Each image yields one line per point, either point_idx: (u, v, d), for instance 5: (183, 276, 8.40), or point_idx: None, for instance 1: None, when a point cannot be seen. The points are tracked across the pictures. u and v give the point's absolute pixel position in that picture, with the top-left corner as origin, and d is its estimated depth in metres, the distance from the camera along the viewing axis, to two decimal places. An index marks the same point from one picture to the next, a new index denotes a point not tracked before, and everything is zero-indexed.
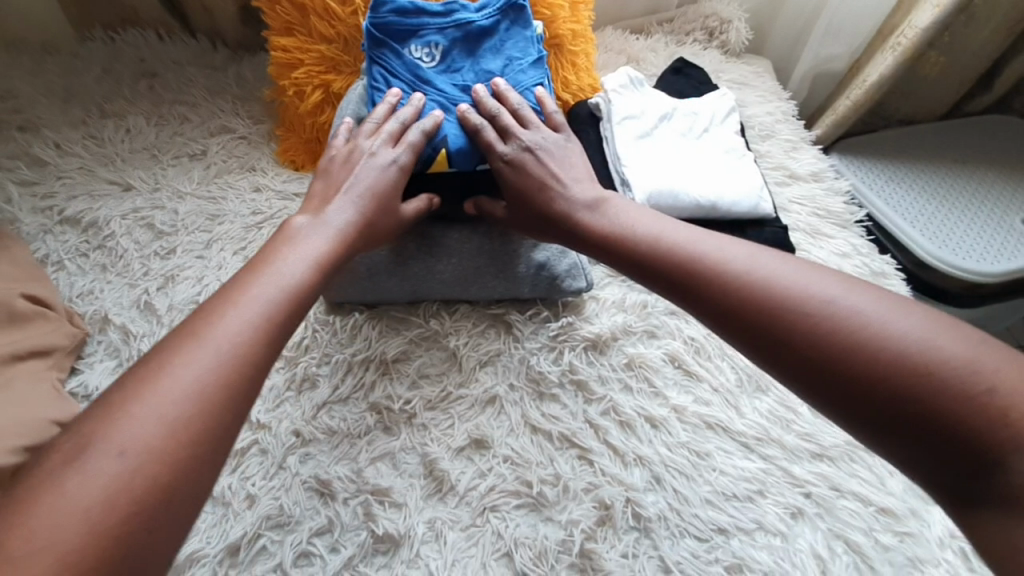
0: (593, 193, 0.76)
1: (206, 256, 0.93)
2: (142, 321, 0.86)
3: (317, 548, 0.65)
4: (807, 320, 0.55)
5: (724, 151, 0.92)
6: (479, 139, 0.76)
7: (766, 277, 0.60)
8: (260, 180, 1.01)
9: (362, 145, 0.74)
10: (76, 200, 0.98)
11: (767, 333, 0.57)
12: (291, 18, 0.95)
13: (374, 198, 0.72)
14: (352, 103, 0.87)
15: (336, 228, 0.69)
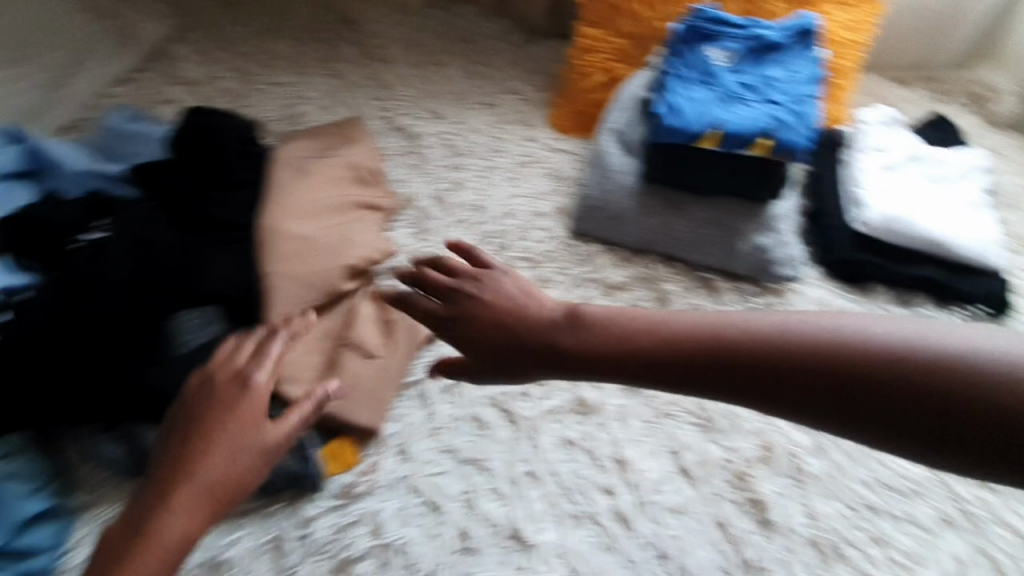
0: (564, 307, 0.67)
1: (485, 177, 1.21)
2: (435, 208, 1.16)
3: (532, 391, 0.89)
4: (874, 379, 0.51)
5: (965, 202, 0.97)
6: (754, 128, 0.87)
7: (820, 340, 0.53)
8: (534, 133, 1.27)
9: (223, 388, 0.76)
10: (406, 117, 1.34)
11: (849, 396, 0.52)
12: (598, 14, 1.19)
13: (225, 453, 0.73)
14: (637, 86, 1.06)
15: (194, 479, 0.71)
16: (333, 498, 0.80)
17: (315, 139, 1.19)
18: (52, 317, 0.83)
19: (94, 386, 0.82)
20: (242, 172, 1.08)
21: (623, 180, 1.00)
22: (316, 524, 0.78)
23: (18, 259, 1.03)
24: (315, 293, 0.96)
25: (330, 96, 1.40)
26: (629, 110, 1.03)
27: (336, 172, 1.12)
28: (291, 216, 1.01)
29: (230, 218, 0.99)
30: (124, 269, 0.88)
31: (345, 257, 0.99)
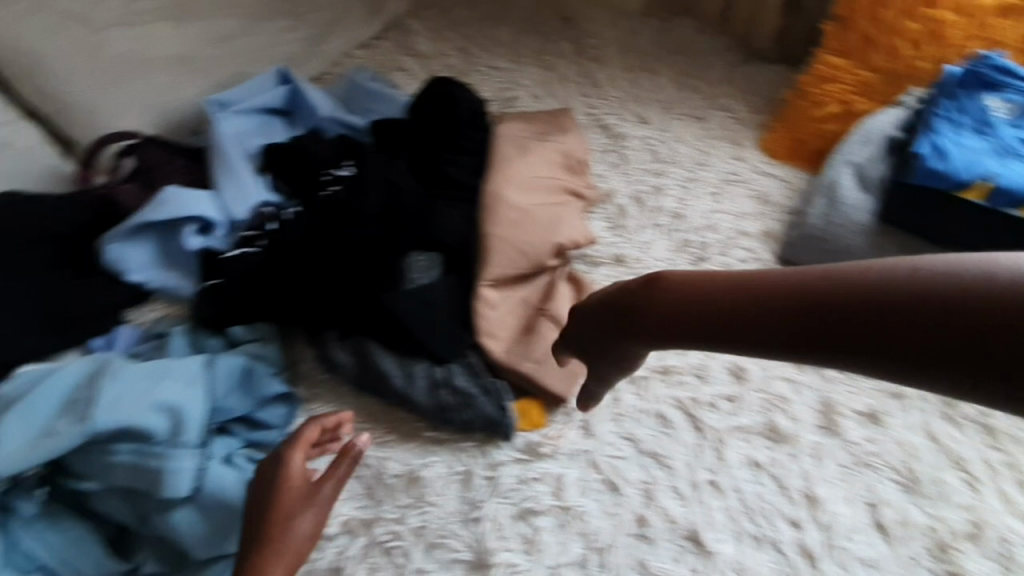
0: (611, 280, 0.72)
1: (688, 187, 1.21)
2: (633, 207, 1.18)
3: (723, 405, 0.89)
4: (880, 314, 0.49)
5: None
6: None
7: (821, 280, 0.53)
8: (742, 153, 1.26)
9: (264, 484, 0.75)
10: (611, 116, 1.37)
11: (849, 329, 0.51)
12: (848, 46, 1.19)
13: (302, 510, 0.74)
14: (886, 121, 1.08)
15: (282, 539, 0.73)
16: (517, 452, 0.86)
17: (531, 122, 1.25)
18: (318, 234, 0.99)
19: (339, 298, 0.95)
20: (469, 141, 1.18)
21: (855, 217, 1.02)
22: (502, 470, 0.84)
23: (276, 180, 1.20)
24: (526, 263, 1.00)
25: (542, 85, 1.46)
26: (875, 145, 1.06)
27: (551, 155, 1.17)
28: (514, 188, 1.07)
29: (461, 180, 1.10)
30: (376, 205, 1.01)
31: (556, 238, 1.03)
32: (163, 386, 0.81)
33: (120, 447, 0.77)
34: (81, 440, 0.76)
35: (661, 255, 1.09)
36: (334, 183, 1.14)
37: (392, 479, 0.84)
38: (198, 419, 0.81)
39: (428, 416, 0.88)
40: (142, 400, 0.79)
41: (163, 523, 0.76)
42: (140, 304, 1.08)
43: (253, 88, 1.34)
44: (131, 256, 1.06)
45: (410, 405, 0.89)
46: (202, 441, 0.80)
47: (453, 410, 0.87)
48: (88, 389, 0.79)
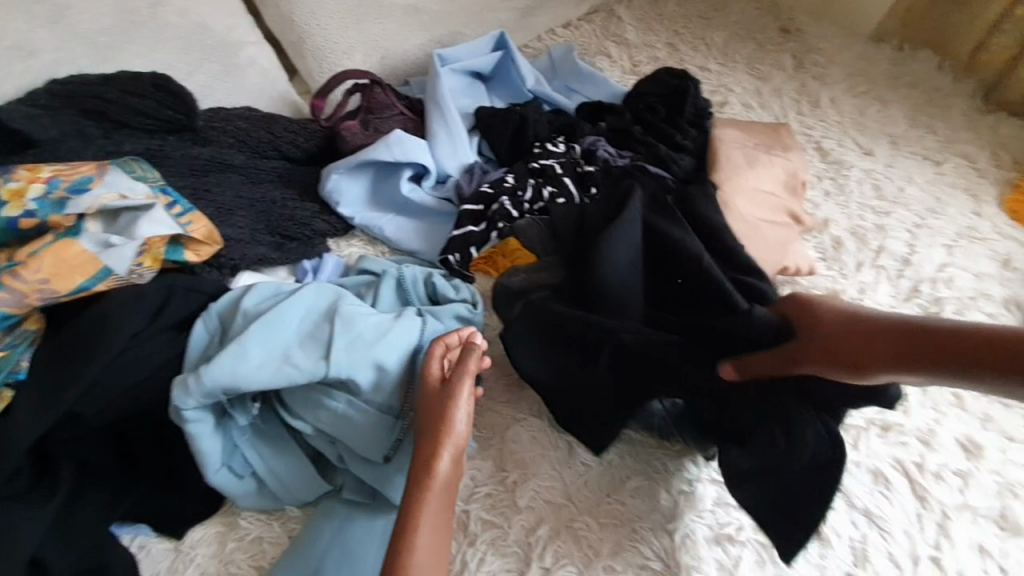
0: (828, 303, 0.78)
1: (915, 233, 1.09)
2: (853, 242, 1.08)
3: (951, 479, 0.81)
4: (808, 333, 0.75)
5: None
6: None
7: (782, 325, 0.78)
8: (981, 210, 1.15)
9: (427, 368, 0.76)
10: (830, 139, 1.27)
11: (795, 351, 0.74)
12: None
13: (467, 385, 0.73)
14: None
15: (455, 405, 0.72)
16: (714, 472, 0.81)
17: (751, 131, 1.17)
18: (578, 242, 0.98)
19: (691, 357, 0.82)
20: (689, 139, 1.13)
21: None
22: (699, 487, 0.79)
23: (483, 143, 1.22)
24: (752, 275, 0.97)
25: (755, 95, 1.38)
26: None
27: (774, 172, 1.11)
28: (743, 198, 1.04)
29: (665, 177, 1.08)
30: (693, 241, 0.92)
31: (785, 260, 1.01)
32: (393, 342, 0.78)
33: (334, 393, 0.75)
34: (313, 378, 0.74)
35: (884, 300, 1.00)
36: (546, 157, 1.14)
37: (585, 467, 0.81)
38: (406, 384, 0.78)
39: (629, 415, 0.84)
40: (368, 354, 0.76)
41: (365, 466, 0.77)
42: (341, 235, 1.12)
43: (470, 49, 1.35)
44: (349, 189, 1.10)
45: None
46: (406, 409, 0.78)
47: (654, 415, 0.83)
48: (326, 328, 0.77)
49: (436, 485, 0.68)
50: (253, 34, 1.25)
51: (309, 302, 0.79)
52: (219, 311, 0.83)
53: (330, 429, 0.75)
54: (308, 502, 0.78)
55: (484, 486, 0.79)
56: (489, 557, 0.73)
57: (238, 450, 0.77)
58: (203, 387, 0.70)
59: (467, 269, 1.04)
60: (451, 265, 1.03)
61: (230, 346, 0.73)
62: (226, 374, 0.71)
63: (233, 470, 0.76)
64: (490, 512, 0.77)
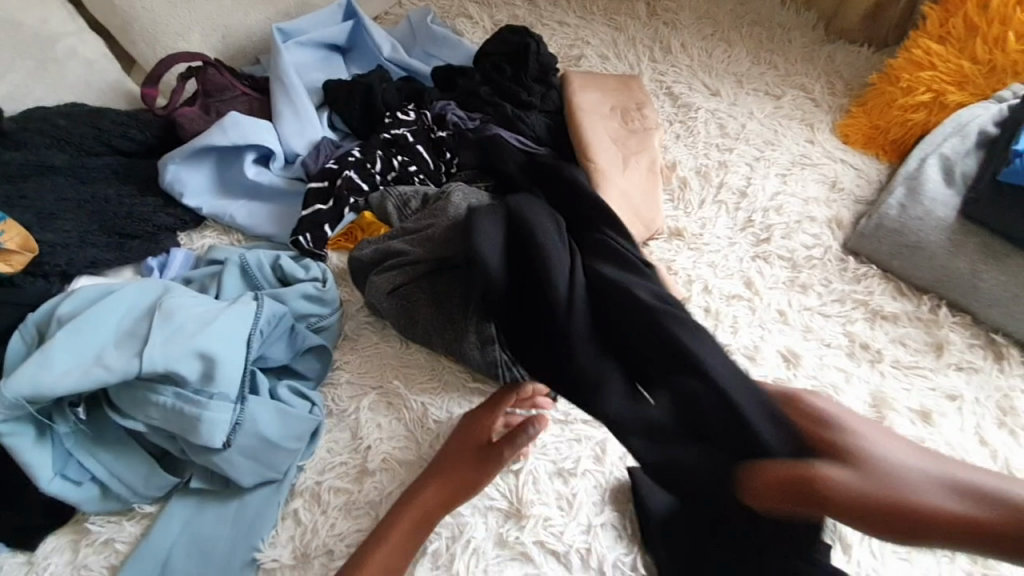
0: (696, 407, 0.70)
1: (753, 166, 1.16)
2: (697, 181, 1.15)
3: (772, 388, 0.87)
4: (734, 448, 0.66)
5: None
6: None
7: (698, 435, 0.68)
8: (815, 136, 1.20)
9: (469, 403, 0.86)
10: (680, 85, 1.32)
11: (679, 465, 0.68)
12: (954, 32, 1.13)
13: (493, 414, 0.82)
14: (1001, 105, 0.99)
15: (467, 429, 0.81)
16: (558, 413, 0.85)
17: (604, 85, 1.20)
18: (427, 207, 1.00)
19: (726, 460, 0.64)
20: (535, 97, 1.16)
21: (939, 212, 0.93)
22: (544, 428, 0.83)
23: (334, 117, 1.19)
24: None
25: (611, 46, 1.41)
26: (981, 132, 0.96)
27: (631, 138, 1.10)
28: (607, 159, 1.05)
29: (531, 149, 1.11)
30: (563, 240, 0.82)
31: (633, 207, 1.02)
32: (221, 329, 0.78)
33: (161, 388, 0.75)
34: (127, 376, 0.73)
35: (721, 232, 1.07)
36: (397, 126, 1.13)
37: (433, 422, 0.84)
38: (236, 371, 0.77)
39: (476, 367, 0.86)
40: (186, 345, 0.75)
41: (203, 457, 0.76)
42: (192, 228, 1.08)
43: (316, 20, 1.31)
44: (191, 178, 1.06)
45: (457, 357, 0.88)
46: (242, 395, 0.78)
47: (498, 364, 0.85)
48: (144, 324, 0.77)
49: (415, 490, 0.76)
50: (71, 23, 1.16)
51: (126, 303, 0.79)
52: (36, 320, 0.80)
53: (162, 424, 0.75)
54: (157, 498, 0.77)
55: (338, 457, 0.80)
56: (340, 522, 0.75)
57: (74, 456, 0.77)
58: (8, 397, 0.71)
59: (319, 249, 1.02)
60: (302, 247, 1.01)
61: (37, 353, 0.73)
62: (32, 382, 0.71)
63: (70, 477, 0.76)
64: (345, 480, 0.78)
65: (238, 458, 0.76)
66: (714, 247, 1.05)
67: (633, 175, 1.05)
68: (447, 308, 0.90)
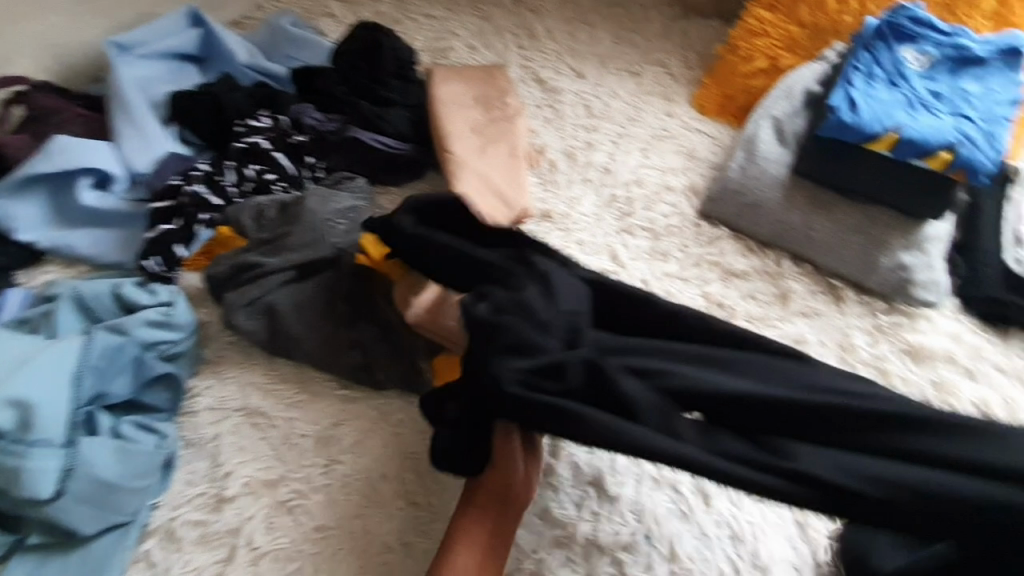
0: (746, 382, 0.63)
1: (617, 144, 1.20)
2: (565, 163, 1.17)
3: None
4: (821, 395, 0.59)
5: None
6: (942, 150, 0.84)
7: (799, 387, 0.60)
8: (674, 109, 1.25)
9: None
10: (546, 69, 1.34)
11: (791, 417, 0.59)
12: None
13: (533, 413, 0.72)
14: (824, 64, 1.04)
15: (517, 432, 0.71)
16: None
17: (468, 77, 1.21)
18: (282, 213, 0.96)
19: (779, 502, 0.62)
20: (396, 93, 1.15)
21: (773, 169, 0.98)
22: (412, 427, 0.81)
23: (186, 131, 1.11)
24: None
25: (479, 36, 1.41)
26: (806, 90, 1.02)
27: (489, 126, 1.10)
28: (463, 147, 1.04)
29: (395, 148, 1.09)
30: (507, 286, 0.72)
31: (497, 191, 1.00)
32: (37, 373, 0.73)
33: None
34: None
35: (588, 210, 1.09)
36: (250, 134, 1.08)
37: (297, 437, 0.80)
38: (60, 414, 0.72)
39: (337, 373, 0.84)
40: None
41: (33, 512, 0.70)
42: (30, 265, 0.99)
43: (162, 31, 1.24)
44: (21, 212, 0.98)
45: (319, 365, 0.84)
46: (73, 438, 0.73)
47: (362, 367, 0.83)
48: None
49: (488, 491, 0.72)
50: None
51: None
52: None
53: None
54: None
55: (196, 487, 0.76)
56: (197, 555, 0.72)
57: None
58: None
59: (171, 271, 0.96)
60: (151, 270, 0.96)
61: None
62: None
63: None
64: (203, 511, 0.75)
65: (73, 506, 0.70)
66: (582, 225, 1.07)
67: (492, 160, 1.03)
68: (308, 316, 0.87)
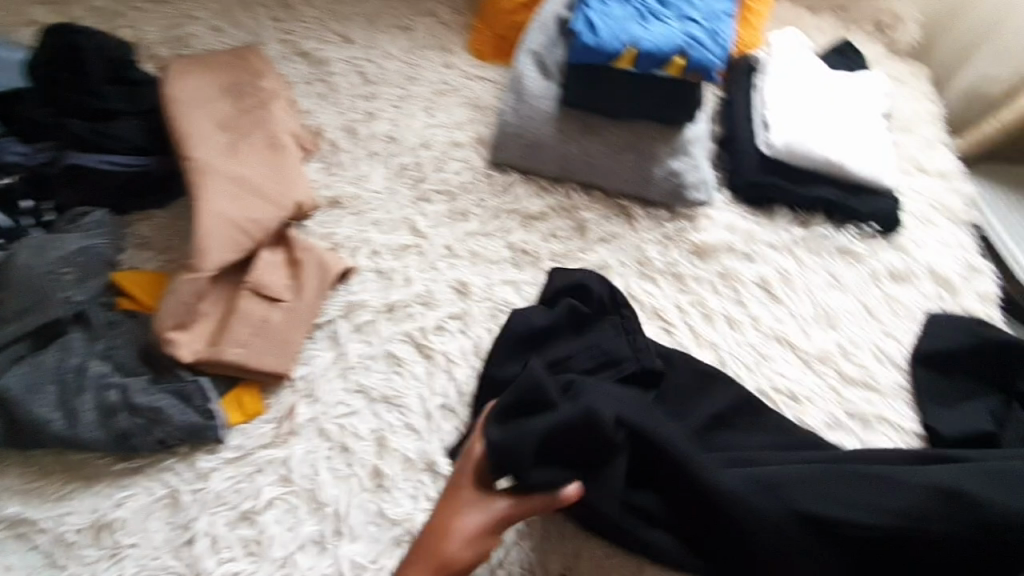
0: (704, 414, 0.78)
1: (399, 106, 1.12)
2: (346, 140, 1.07)
3: (450, 326, 0.86)
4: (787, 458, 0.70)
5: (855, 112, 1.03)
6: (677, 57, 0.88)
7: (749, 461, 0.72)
8: (452, 60, 1.19)
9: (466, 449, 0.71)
10: (309, 40, 1.21)
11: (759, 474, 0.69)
12: None
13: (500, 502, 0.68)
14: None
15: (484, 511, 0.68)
16: (229, 453, 0.75)
17: (211, 66, 1.05)
18: None
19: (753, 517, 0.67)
20: (120, 101, 0.97)
21: (542, 104, 0.98)
22: (213, 478, 0.73)
23: None
24: (243, 235, 0.85)
25: (225, 15, 1.23)
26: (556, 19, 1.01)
27: (241, 118, 0.98)
28: (208, 150, 0.91)
29: (132, 166, 0.93)
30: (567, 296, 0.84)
31: (262, 190, 0.89)
32: None
33: None
34: None
35: (378, 185, 1.01)
36: None
37: (72, 535, 0.69)
38: None
39: (104, 450, 0.73)
40: None
41: None
42: None
43: None
44: None
45: (82, 445, 0.73)
46: None
47: (132, 433, 0.72)
48: None
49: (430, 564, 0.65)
50: None
51: None
52: None
53: None
54: None
55: None
56: None
57: None
58: None
59: None
60: None
61: None
62: None
63: None
64: None
65: None
66: (374, 204, 0.99)
67: (248, 158, 0.92)
68: (49, 394, 0.74)
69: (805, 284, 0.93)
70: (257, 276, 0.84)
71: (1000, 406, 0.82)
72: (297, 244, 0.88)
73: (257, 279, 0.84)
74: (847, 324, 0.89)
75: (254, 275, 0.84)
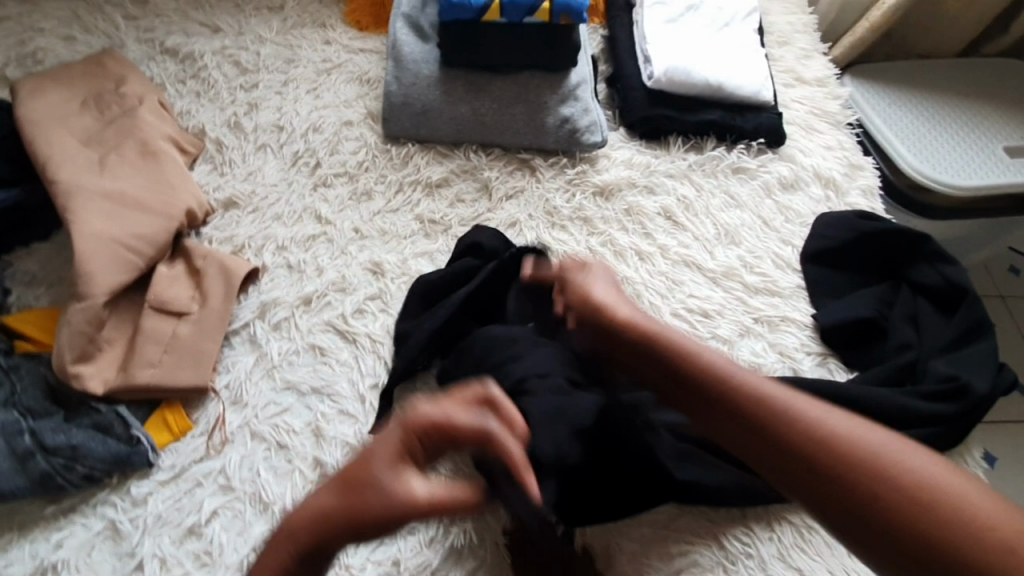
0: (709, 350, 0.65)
1: (283, 92, 1.07)
2: (232, 136, 1.02)
3: (369, 307, 0.86)
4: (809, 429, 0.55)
5: (730, 32, 1.06)
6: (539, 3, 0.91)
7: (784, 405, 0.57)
8: (331, 35, 1.14)
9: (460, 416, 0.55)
10: (173, 35, 1.13)
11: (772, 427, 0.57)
12: None
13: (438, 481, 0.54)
14: None
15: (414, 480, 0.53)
16: (164, 473, 0.74)
17: (66, 80, 0.98)
18: None
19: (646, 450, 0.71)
20: None
21: (425, 70, 0.99)
22: (150, 500, 0.72)
23: None
24: (137, 253, 0.82)
25: (74, 21, 1.14)
26: None
27: (108, 131, 0.93)
28: (74, 168, 0.86)
29: None
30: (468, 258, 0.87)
31: (148, 204, 0.86)
32: None
33: None
34: None
35: (273, 178, 0.98)
36: None
37: None
38: None
39: (27, 497, 0.71)
40: None
41: None
42: None
43: None
44: None
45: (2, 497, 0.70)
46: None
47: (53, 473, 0.70)
48: None
49: (350, 483, 0.54)
50: None
51: None
52: None
53: None
54: None
55: None
56: None
57: None
58: None
59: None
60: None
61: None
62: None
63: None
64: None
65: None
66: (272, 197, 0.96)
67: (127, 172, 0.89)
68: None
69: (706, 207, 0.97)
70: (158, 292, 0.82)
71: (888, 291, 0.89)
72: (197, 253, 0.87)
73: (160, 295, 0.82)
74: (747, 238, 0.94)
75: (156, 291, 0.82)
